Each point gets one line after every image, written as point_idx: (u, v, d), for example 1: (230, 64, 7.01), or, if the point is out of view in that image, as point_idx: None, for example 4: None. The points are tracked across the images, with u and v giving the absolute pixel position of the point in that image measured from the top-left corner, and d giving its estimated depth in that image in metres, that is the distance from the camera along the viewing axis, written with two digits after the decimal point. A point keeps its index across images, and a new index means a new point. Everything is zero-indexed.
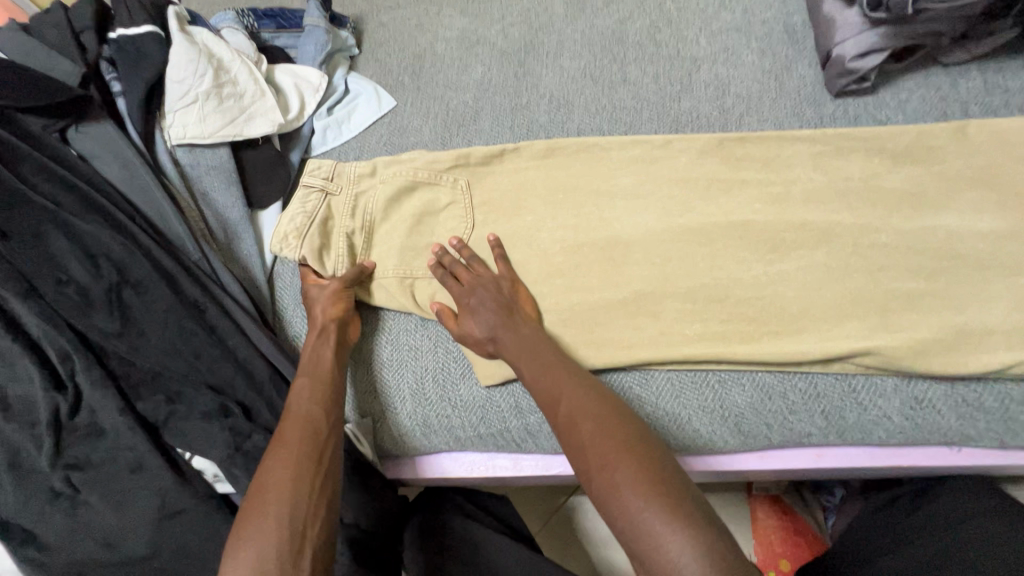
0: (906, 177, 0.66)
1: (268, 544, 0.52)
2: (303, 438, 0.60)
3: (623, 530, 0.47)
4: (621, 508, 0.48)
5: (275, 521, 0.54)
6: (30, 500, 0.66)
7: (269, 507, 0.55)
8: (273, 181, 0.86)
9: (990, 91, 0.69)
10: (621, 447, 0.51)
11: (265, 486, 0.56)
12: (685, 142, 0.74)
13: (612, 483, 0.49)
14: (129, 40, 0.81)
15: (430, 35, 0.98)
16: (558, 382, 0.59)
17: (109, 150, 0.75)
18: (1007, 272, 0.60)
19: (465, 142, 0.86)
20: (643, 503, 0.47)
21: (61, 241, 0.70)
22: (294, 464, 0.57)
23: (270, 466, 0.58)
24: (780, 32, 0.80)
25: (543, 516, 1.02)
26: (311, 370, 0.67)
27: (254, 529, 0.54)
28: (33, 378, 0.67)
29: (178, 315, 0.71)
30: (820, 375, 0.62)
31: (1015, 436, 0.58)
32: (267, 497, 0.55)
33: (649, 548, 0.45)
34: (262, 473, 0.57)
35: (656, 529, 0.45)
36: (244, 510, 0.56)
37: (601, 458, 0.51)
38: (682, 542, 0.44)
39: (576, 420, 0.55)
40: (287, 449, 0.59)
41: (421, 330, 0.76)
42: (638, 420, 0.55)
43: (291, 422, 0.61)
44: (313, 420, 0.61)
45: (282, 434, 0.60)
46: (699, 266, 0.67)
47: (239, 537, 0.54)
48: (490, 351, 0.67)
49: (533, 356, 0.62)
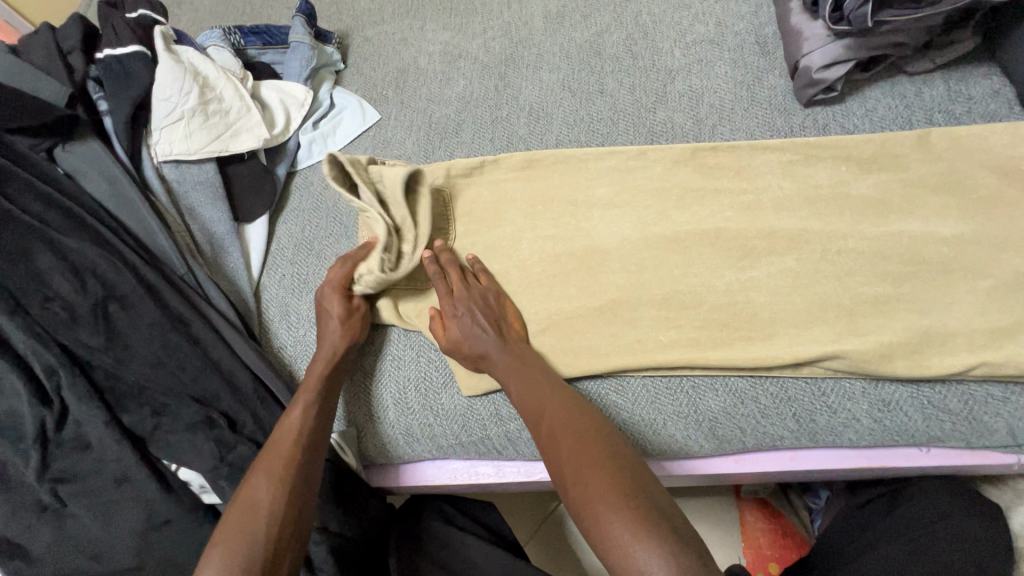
0: (873, 185, 0.67)
1: (245, 561, 0.54)
2: (292, 455, 0.61)
3: (595, 541, 0.49)
4: (592, 519, 0.49)
5: (253, 537, 0.56)
6: (17, 514, 0.67)
7: (250, 523, 0.56)
8: (259, 195, 0.87)
9: (953, 99, 0.71)
10: (597, 460, 0.53)
11: (251, 500, 0.58)
12: (659, 152, 0.75)
13: (586, 497, 0.50)
14: (115, 60, 0.83)
15: (413, 50, 1.00)
16: (543, 396, 0.60)
17: (95, 168, 0.77)
18: (969, 275, 0.61)
19: (447, 155, 0.88)
20: (613, 514, 0.48)
21: (47, 257, 0.71)
22: (278, 482, 0.59)
23: (256, 480, 0.59)
24: (752, 43, 0.82)
25: (534, 522, 1.03)
26: (308, 384, 0.67)
27: (234, 543, 0.56)
28: (20, 393, 0.69)
29: (163, 328, 0.72)
30: (790, 379, 0.63)
31: (979, 436, 0.60)
32: (249, 512, 0.57)
33: (617, 558, 0.47)
34: (247, 487, 0.59)
35: (624, 539, 0.47)
36: (225, 521, 0.58)
37: (576, 472, 0.52)
38: (648, 551, 0.45)
39: (556, 436, 0.56)
40: (275, 464, 0.60)
41: (403, 340, 0.76)
42: (617, 435, 0.56)
43: (281, 437, 0.62)
44: (302, 436, 0.63)
45: (272, 448, 0.62)
46: (673, 274, 0.69)
47: (217, 549, 0.56)
48: (479, 366, 0.68)
49: (522, 374, 0.63)
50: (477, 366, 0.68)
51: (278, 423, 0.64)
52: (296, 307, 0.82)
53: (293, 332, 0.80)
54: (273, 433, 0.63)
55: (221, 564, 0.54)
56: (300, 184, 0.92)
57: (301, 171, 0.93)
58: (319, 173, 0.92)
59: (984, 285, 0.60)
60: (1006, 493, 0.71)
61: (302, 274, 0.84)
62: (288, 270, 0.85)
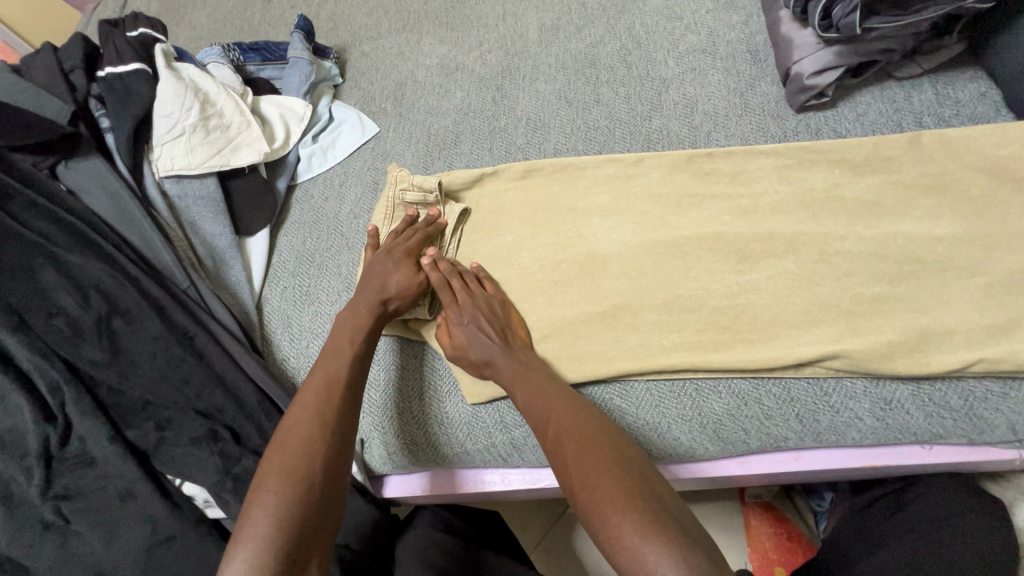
0: (866, 187, 0.69)
1: (297, 494, 0.52)
2: (332, 402, 0.60)
3: (604, 544, 0.49)
4: (603, 523, 0.49)
5: (303, 478, 0.53)
6: (20, 533, 0.66)
7: (298, 458, 0.55)
8: (260, 209, 0.88)
9: (942, 102, 0.73)
10: (603, 463, 0.53)
11: (294, 445, 0.56)
12: (656, 159, 0.77)
13: (594, 500, 0.51)
14: (117, 78, 0.83)
15: (410, 63, 1.01)
16: (551, 400, 0.61)
17: (99, 185, 0.77)
18: (964, 273, 0.62)
19: (447, 166, 0.89)
20: (623, 516, 0.48)
21: (51, 274, 0.71)
22: (323, 427, 0.58)
23: (301, 419, 0.58)
24: (743, 51, 0.84)
25: (539, 532, 1.03)
26: (343, 339, 0.66)
27: (279, 476, 0.53)
28: (24, 410, 0.68)
29: (167, 343, 0.72)
30: (792, 379, 0.64)
31: (981, 432, 0.60)
32: (293, 457, 0.55)
33: (628, 561, 0.46)
34: (289, 429, 0.58)
35: (632, 540, 0.47)
36: (272, 460, 0.55)
37: (583, 476, 0.53)
38: (657, 551, 0.45)
39: (562, 438, 0.57)
40: (320, 407, 0.59)
41: (418, 357, 0.76)
42: (626, 439, 0.57)
43: (323, 380, 0.62)
44: (343, 378, 0.63)
45: (312, 399, 0.60)
46: (674, 279, 0.69)
47: (264, 495, 0.52)
48: (482, 371, 0.68)
49: (526, 378, 0.64)
50: (481, 372, 0.68)
51: (315, 371, 0.64)
52: (298, 319, 0.82)
53: (296, 344, 0.81)
54: (310, 379, 0.63)
55: (269, 509, 0.51)
56: (300, 197, 0.93)
57: (301, 185, 0.94)
58: (319, 187, 0.93)
59: (979, 283, 0.61)
60: (1008, 489, 0.72)
61: (305, 286, 0.84)
62: (289, 283, 0.85)
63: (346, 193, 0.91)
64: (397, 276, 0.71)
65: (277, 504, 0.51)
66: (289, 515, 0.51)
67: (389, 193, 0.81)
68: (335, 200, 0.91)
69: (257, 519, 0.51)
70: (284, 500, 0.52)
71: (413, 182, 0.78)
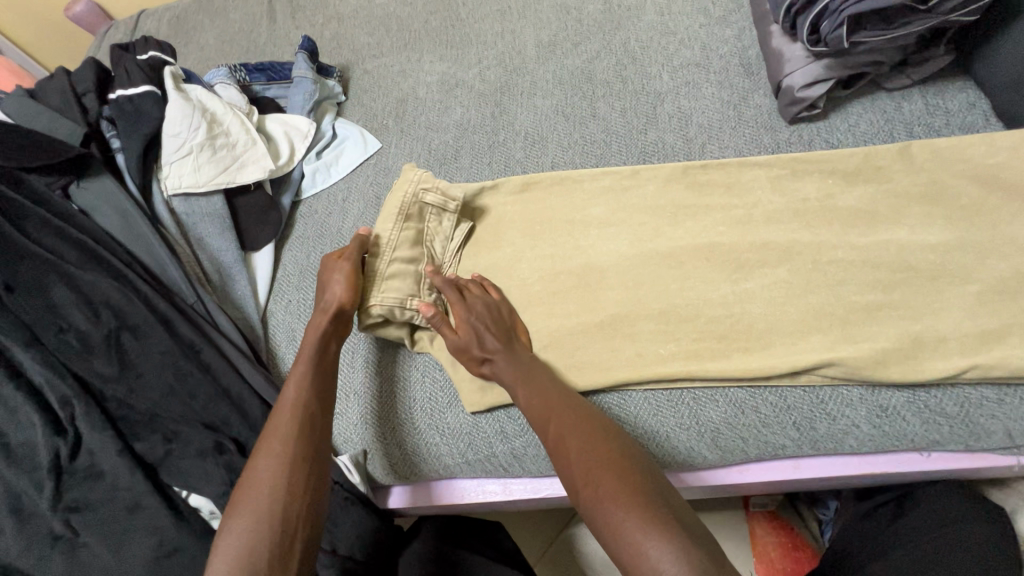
0: (859, 196, 0.70)
1: (252, 531, 0.54)
2: (285, 432, 0.61)
3: (608, 542, 0.50)
4: (606, 520, 0.50)
5: (264, 518, 0.55)
6: (30, 545, 0.67)
7: (254, 495, 0.57)
8: (265, 224, 0.90)
9: (932, 112, 0.74)
10: (602, 461, 0.54)
11: (257, 484, 0.58)
12: (651, 171, 0.78)
13: (596, 498, 0.51)
14: (128, 100, 0.86)
15: (411, 80, 1.04)
16: (549, 401, 0.62)
17: (109, 204, 0.80)
18: (957, 280, 0.63)
19: (446, 180, 0.91)
20: (626, 513, 0.49)
21: (62, 291, 0.73)
22: (275, 461, 0.59)
23: (257, 456, 0.60)
24: (737, 64, 0.86)
25: (544, 543, 1.03)
26: (303, 361, 0.68)
27: (238, 516, 0.56)
28: (35, 424, 0.70)
29: (173, 357, 0.74)
30: (789, 387, 0.65)
31: (978, 438, 0.60)
32: (256, 496, 0.57)
33: (632, 558, 0.47)
34: (252, 464, 0.60)
35: (635, 533, 0.48)
36: (235, 499, 0.58)
37: (586, 473, 0.54)
38: (660, 547, 0.46)
39: (564, 438, 0.57)
40: (274, 440, 0.60)
41: (400, 360, 0.78)
42: (627, 438, 0.58)
43: (281, 410, 0.64)
44: (295, 407, 0.63)
45: (271, 432, 0.62)
46: (669, 289, 0.70)
47: (229, 531, 0.55)
48: (483, 371, 0.69)
49: (529, 380, 0.65)
50: (482, 370, 0.69)
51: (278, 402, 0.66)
52: (302, 332, 0.84)
53: None
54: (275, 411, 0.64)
55: (232, 545, 0.54)
56: (305, 213, 0.95)
57: (305, 201, 0.97)
58: (323, 202, 0.95)
59: (972, 289, 0.62)
60: (1011, 496, 0.71)
61: (308, 299, 0.86)
62: (293, 297, 0.87)
63: (349, 208, 0.93)
64: (330, 283, 0.72)
65: (235, 543, 0.54)
66: (245, 554, 0.53)
67: (405, 190, 0.79)
68: (338, 214, 0.93)
69: (219, 557, 0.54)
70: (244, 538, 0.54)
71: (434, 183, 0.79)
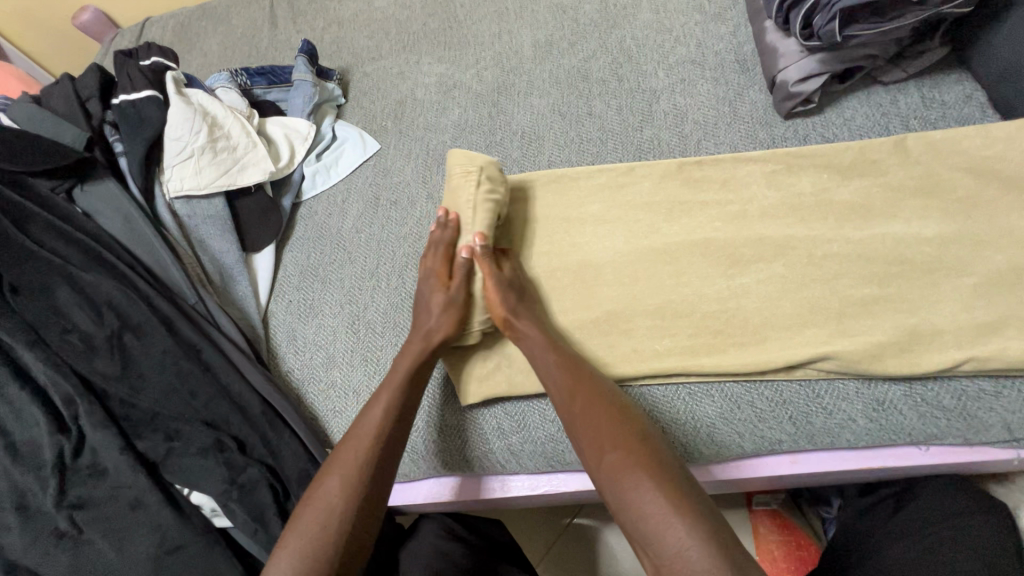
0: (854, 190, 0.70)
1: (315, 551, 0.56)
2: (361, 458, 0.61)
3: (628, 512, 0.51)
4: (630, 493, 0.52)
5: (326, 541, 0.56)
6: (35, 542, 0.69)
7: (324, 516, 0.58)
8: (266, 225, 0.91)
9: (928, 105, 0.73)
10: (630, 447, 0.54)
11: (324, 499, 0.59)
12: (647, 168, 0.79)
13: (621, 471, 0.53)
14: (130, 104, 0.88)
15: (410, 82, 1.05)
16: (579, 380, 0.62)
17: (112, 207, 0.81)
18: (953, 273, 0.62)
19: (444, 179, 0.91)
20: (652, 488, 0.51)
21: (66, 292, 0.75)
22: (347, 485, 0.59)
23: (331, 474, 0.60)
24: (732, 61, 0.86)
25: (546, 543, 1.02)
26: (393, 377, 0.67)
27: (301, 527, 0.58)
28: (40, 422, 0.71)
29: (175, 356, 0.75)
30: (784, 381, 0.64)
31: (976, 432, 0.60)
32: (323, 515, 0.58)
33: (654, 530, 0.49)
34: (323, 474, 0.61)
35: (661, 515, 0.49)
36: (301, 510, 0.59)
37: (613, 446, 0.55)
38: (685, 525, 0.48)
39: (591, 409, 0.59)
40: (350, 464, 0.61)
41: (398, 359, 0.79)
42: (652, 423, 0.59)
43: (359, 431, 0.63)
44: (379, 432, 0.63)
45: (347, 452, 0.62)
46: (665, 285, 0.70)
47: (289, 539, 0.57)
48: (507, 316, 0.68)
49: (555, 349, 0.65)
50: (508, 315, 0.68)
51: (357, 418, 0.65)
52: (302, 332, 0.85)
53: (301, 356, 0.83)
54: (354, 426, 0.64)
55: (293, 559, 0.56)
56: (305, 214, 0.96)
57: (305, 203, 0.98)
58: (323, 203, 0.96)
59: (968, 281, 0.62)
60: (1013, 491, 0.70)
61: (308, 299, 0.87)
62: (294, 297, 0.88)
63: (349, 208, 0.94)
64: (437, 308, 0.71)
65: (297, 558, 0.56)
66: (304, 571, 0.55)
67: (497, 189, 0.75)
68: (339, 215, 0.94)
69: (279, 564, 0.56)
70: (307, 552, 0.56)
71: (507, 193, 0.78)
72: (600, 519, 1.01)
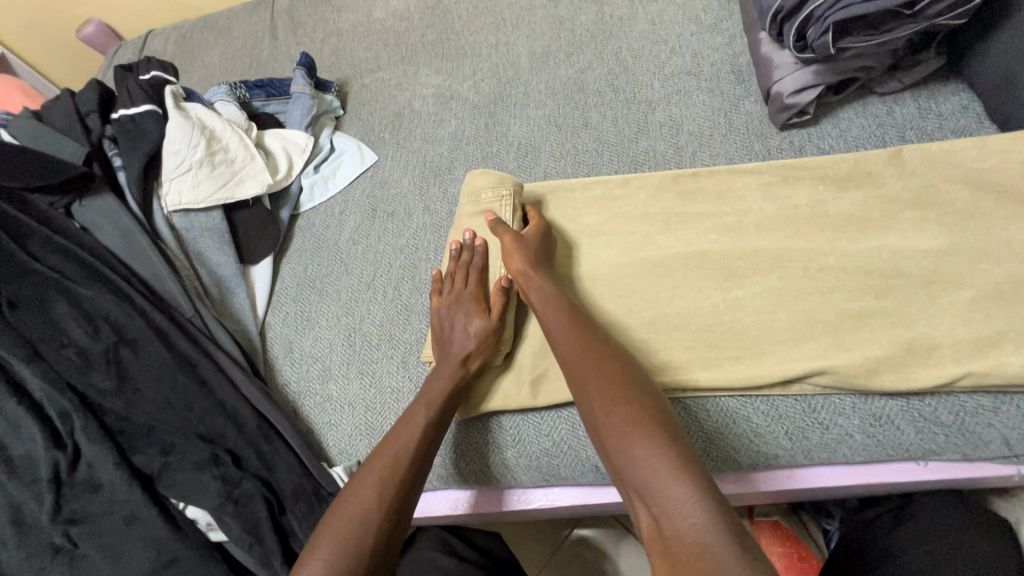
0: (850, 202, 0.69)
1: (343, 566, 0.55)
2: (394, 478, 0.61)
3: (630, 465, 0.50)
4: (635, 447, 0.51)
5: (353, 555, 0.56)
6: (32, 556, 0.69)
7: (354, 531, 0.57)
8: (263, 238, 0.92)
9: (924, 115, 0.73)
10: (639, 405, 0.54)
11: (356, 513, 0.58)
12: (642, 180, 0.79)
13: (626, 426, 0.52)
14: (129, 119, 0.88)
15: (408, 93, 1.05)
16: (588, 338, 0.61)
17: (110, 222, 0.82)
18: (950, 286, 0.62)
19: (442, 191, 0.92)
20: (657, 445, 0.50)
21: (62, 306, 0.75)
22: (379, 504, 0.59)
23: (362, 489, 0.60)
24: (728, 71, 0.86)
25: (545, 555, 1.02)
26: (426, 395, 0.67)
27: (330, 540, 0.57)
28: (36, 437, 0.71)
29: (171, 369, 0.75)
30: (780, 396, 0.64)
31: (976, 448, 0.59)
32: (353, 530, 0.57)
33: (657, 484, 0.48)
34: (353, 487, 0.61)
35: (666, 471, 0.48)
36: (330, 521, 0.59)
37: (620, 401, 0.54)
38: (690, 484, 0.47)
39: (598, 365, 0.58)
40: (384, 481, 0.60)
41: (394, 372, 0.78)
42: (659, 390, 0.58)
43: (392, 450, 0.63)
44: (414, 453, 0.63)
45: (380, 468, 0.61)
46: (661, 298, 0.70)
47: (317, 548, 0.57)
48: (519, 266, 0.69)
49: (562, 308, 0.65)
50: (526, 267, 0.69)
51: (390, 434, 0.65)
52: (299, 344, 0.85)
53: (297, 368, 0.83)
54: (387, 441, 0.64)
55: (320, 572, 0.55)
56: (303, 226, 0.97)
57: (304, 214, 0.98)
58: (320, 215, 0.97)
59: (966, 294, 0.61)
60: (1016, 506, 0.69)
61: (305, 311, 0.87)
62: (290, 309, 0.88)
63: (346, 220, 0.94)
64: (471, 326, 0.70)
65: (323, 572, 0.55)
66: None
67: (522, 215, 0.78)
68: (336, 227, 0.94)
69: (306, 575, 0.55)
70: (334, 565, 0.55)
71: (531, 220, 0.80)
72: (601, 531, 1.01)
